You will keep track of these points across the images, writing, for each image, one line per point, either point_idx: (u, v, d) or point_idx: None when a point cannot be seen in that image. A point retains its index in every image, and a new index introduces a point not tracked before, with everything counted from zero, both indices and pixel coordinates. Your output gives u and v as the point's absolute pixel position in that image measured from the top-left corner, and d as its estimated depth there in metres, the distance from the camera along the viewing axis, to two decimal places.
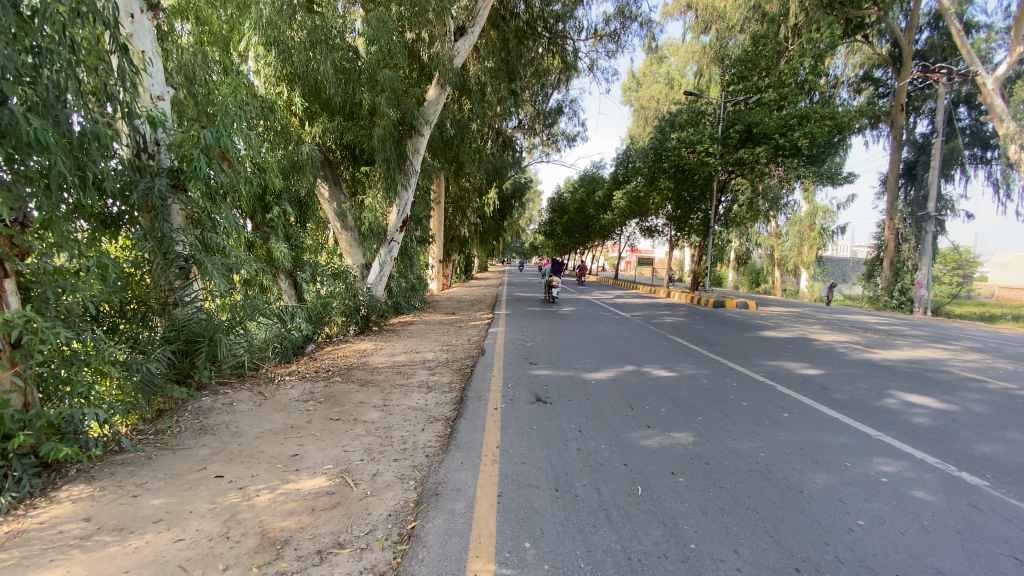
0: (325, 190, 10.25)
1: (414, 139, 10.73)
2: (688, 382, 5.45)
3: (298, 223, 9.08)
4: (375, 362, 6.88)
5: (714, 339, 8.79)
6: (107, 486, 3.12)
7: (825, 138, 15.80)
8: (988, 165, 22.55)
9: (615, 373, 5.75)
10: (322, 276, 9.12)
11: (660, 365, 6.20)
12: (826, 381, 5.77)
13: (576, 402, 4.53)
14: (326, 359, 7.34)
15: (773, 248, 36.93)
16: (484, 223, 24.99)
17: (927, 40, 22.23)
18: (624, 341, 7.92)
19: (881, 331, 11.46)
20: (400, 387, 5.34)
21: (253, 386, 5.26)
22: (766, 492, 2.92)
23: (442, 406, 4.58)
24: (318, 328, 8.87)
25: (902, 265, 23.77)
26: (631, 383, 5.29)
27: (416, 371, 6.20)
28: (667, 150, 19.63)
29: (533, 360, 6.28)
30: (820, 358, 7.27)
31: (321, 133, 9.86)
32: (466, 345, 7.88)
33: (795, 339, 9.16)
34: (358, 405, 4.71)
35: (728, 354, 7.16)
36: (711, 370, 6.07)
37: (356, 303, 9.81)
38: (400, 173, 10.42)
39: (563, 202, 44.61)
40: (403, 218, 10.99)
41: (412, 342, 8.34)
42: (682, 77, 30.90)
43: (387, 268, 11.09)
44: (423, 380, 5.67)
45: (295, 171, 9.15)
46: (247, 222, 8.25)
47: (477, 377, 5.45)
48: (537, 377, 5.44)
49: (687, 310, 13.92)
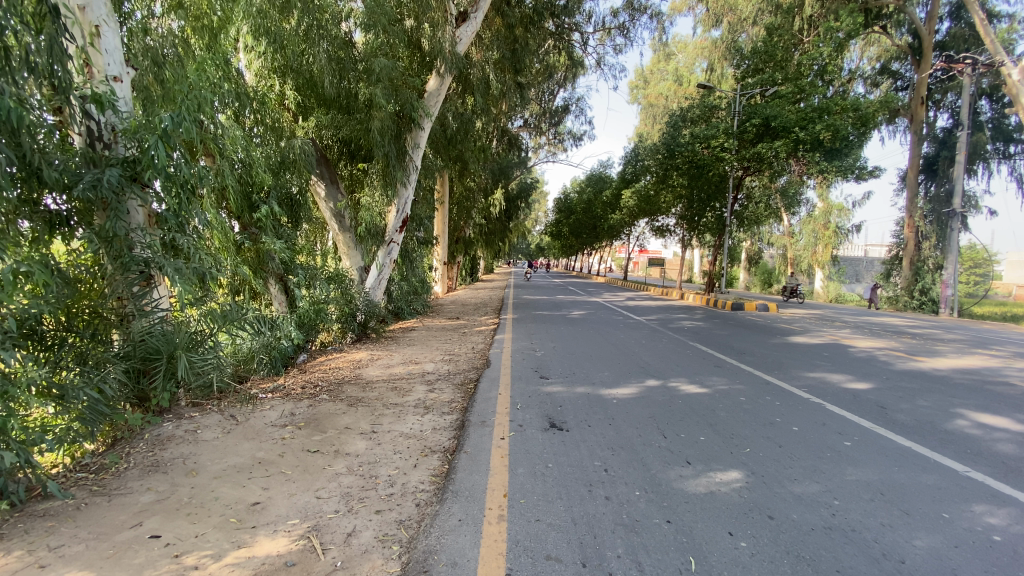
0: (320, 189, 9.66)
1: (413, 132, 10.04)
2: (722, 400, 4.75)
3: (290, 224, 8.45)
4: (369, 376, 6.23)
5: (741, 346, 8.04)
6: (13, 550, 2.44)
7: (849, 131, 14.93)
8: (1010, 160, 21.59)
9: (639, 389, 5.05)
10: (316, 281, 8.41)
11: (689, 379, 5.49)
12: (880, 398, 5.03)
13: (598, 427, 3.86)
14: (317, 371, 6.72)
15: (786, 247, 36.06)
16: (492, 225, 24.32)
17: (948, 31, 21.24)
18: (643, 350, 7.21)
19: (916, 335, 10.64)
20: (393, 408, 4.67)
21: (224, 408, 4.59)
22: (859, 567, 2.22)
23: (440, 433, 3.91)
24: (310, 336, 8.23)
25: (923, 264, 22.94)
26: (658, 402, 4.62)
27: (414, 387, 5.55)
28: (680, 146, 18.82)
29: (544, 373, 5.60)
30: (863, 368, 6.50)
31: (315, 127, 9.21)
32: (471, 355, 7.21)
33: (828, 345, 8.39)
34: (342, 432, 4.04)
35: (762, 365, 6.41)
36: (747, 385, 5.36)
37: (353, 310, 9.15)
38: (401, 170, 9.74)
39: (571, 202, 43.87)
40: (403, 217, 10.36)
41: (412, 351, 7.70)
42: (690, 74, 30.07)
43: (387, 271, 10.43)
44: (420, 398, 5.01)
45: (289, 168, 8.44)
46: (232, 222, 7.46)
47: (481, 395, 4.78)
48: (551, 395, 4.77)
49: (704, 313, 13.16)
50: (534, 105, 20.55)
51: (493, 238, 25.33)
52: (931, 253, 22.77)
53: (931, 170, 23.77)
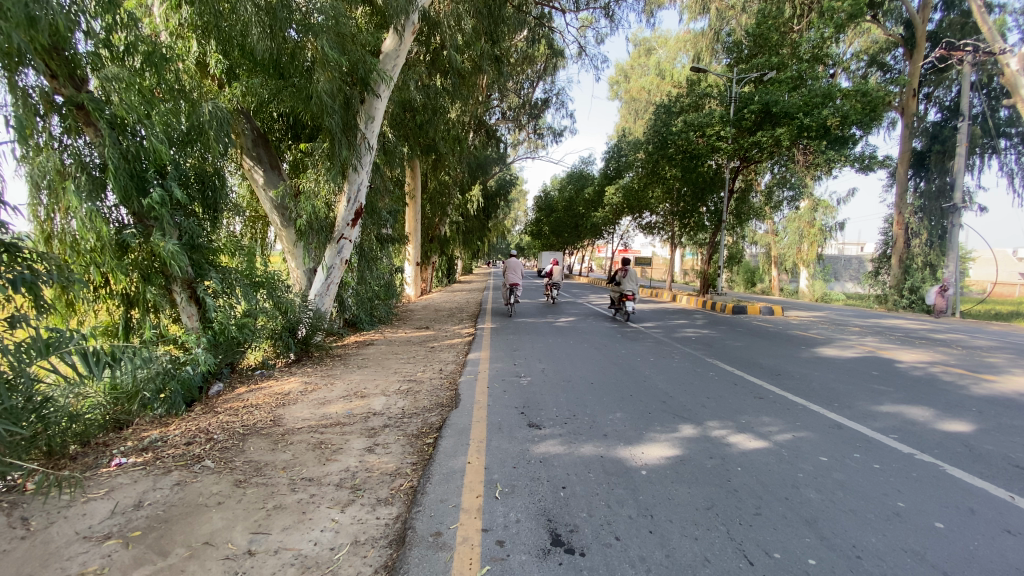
0: (257, 175, 8.08)
1: (367, 101, 8.30)
2: (792, 463, 3.25)
3: (207, 215, 6.62)
4: (290, 422, 4.49)
5: (770, 363, 6.58)
6: None
7: (858, 117, 13.72)
8: (998, 156, 20.85)
9: (671, 444, 3.50)
10: (236, 286, 6.43)
11: (731, 422, 3.99)
12: (1007, 453, 3.56)
13: (634, 543, 2.28)
14: (227, 413, 4.95)
15: (771, 246, 35.29)
16: (470, 222, 22.51)
17: (942, 20, 20.59)
18: (656, 373, 5.69)
19: (950, 342, 9.30)
20: (302, 492, 3.01)
21: (14, 509, 2.84)
22: None
23: (359, 560, 2.27)
24: (230, 360, 6.40)
25: (913, 262, 22.19)
26: (708, 471, 3.08)
27: (347, 442, 3.84)
28: (672, 135, 16.93)
29: (532, 419, 3.98)
30: (939, 397, 5.04)
31: (241, 94, 7.30)
32: (436, 384, 5.54)
33: (868, 360, 6.95)
34: (193, 556, 2.37)
35: (810, 394, 4.93)
36: (815, 434, 3.82)
37: (290, 324, 7.33)
38: (351, 150, 7.91)
39: (551, 200, 42.43)
40: (357, 209, 8.37)
41: (361, 378, 5.96)
42: (671, 67, 28.82)
43: (337, 275, 8.35)
44: (349, 467, 3.32)
45: (203, 141, 6.47)
46: (118, 210, 5.50)
47: (440, 463, 3.16)
48: (549, 462, 3.15)
49: (706, 319, 11.71)
50: (512, 96, 19.08)
51: (470, 238, 23.61)
52: (920, 251, 22.07)
53: (920, 164, 22.89)
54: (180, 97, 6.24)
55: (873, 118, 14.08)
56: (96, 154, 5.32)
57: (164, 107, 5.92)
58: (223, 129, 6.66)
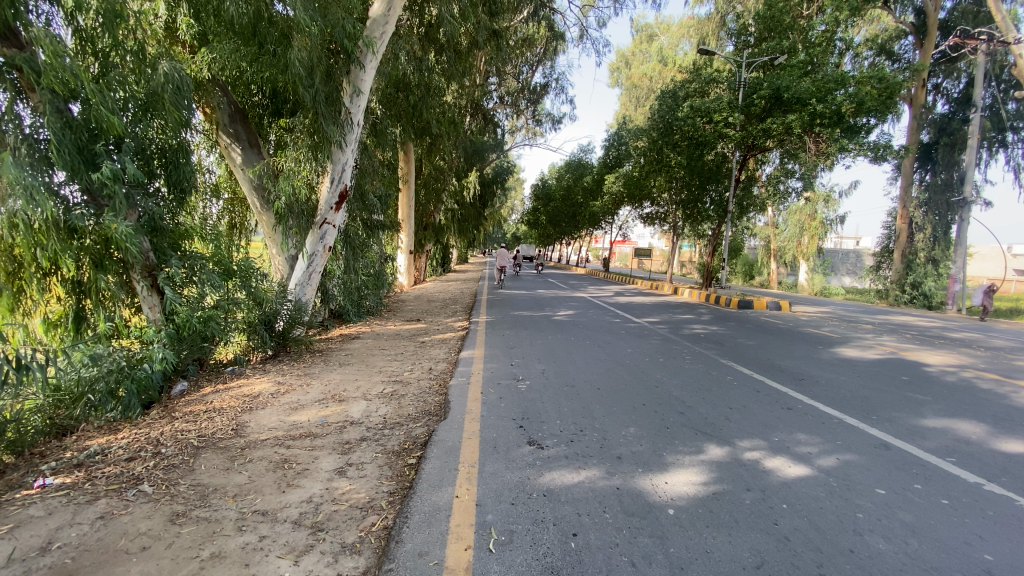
0: (235, 154, 7.44)
1: (353, 72, 7.59)
2: (846, 500, 2.69)
3: (176, 199, 5.85)
4: (254, 432, 3.91)
5: (789, 364, 6.06)
6: None
7: (875, 104, 13.11)
8: (1008, 149, 20.26)
9: (698, 472, 2.93)
10: (202, 274, 5.74)
11: (762, 441, 3.45)
12: None
13: None
14: (184, 419, 4.34)
15: (770, 238, 34.84)
16: (466, 210, 21.84)
17: (955, 7, 19.91)
18: (668, 377, 5.15)
19: (970, 343, 8.77)
20: (249, 534, 2.42)
21: None
22: None
23: None
24: (198, 356, 5.77)
25: (915, 257, 21.79)
26: (749, 511, 2.52)
27: (316, 462, 3.26)
28: (677, 120, 16.32)
29: (533, 436, 3.42)
30: (985, 409, 4.50)
31: (210, 61, 6.50)
32: (424, 386, 4.98)
33: (893, 363, 6.43)
34: None
35: (844, 404, 4.40)
36: (864, 456, 3.27)
37: (266, 316, 6.70)
38: (336, 125, 7.20)
39: (549, 189, 41.65)
40: (341, 191, 7.69)
41: (342, 378, 5.37)
42: (673, 53, 27.82)
43: (319, 263, 7.72)
44: (312, 497, 2.76)
45: (151, 110, 5.49)
46: (66, 186, 4.77)
47: (420, 498, 2.59)
48: (554, 497, 2.58)
49: (712, 314, 11.21)
50: (510, 80, 18.34)
51: (466, 226, 22.99)
52: (924, 246, 21.61)
53: (925, 156, 22.09)
54: (131, 58, 5.44)
55: (888, 106, 13.50)
56: (38, 124, 4.58)
57: (117, 70, 5.20)
58: (183, 95, 5.76)
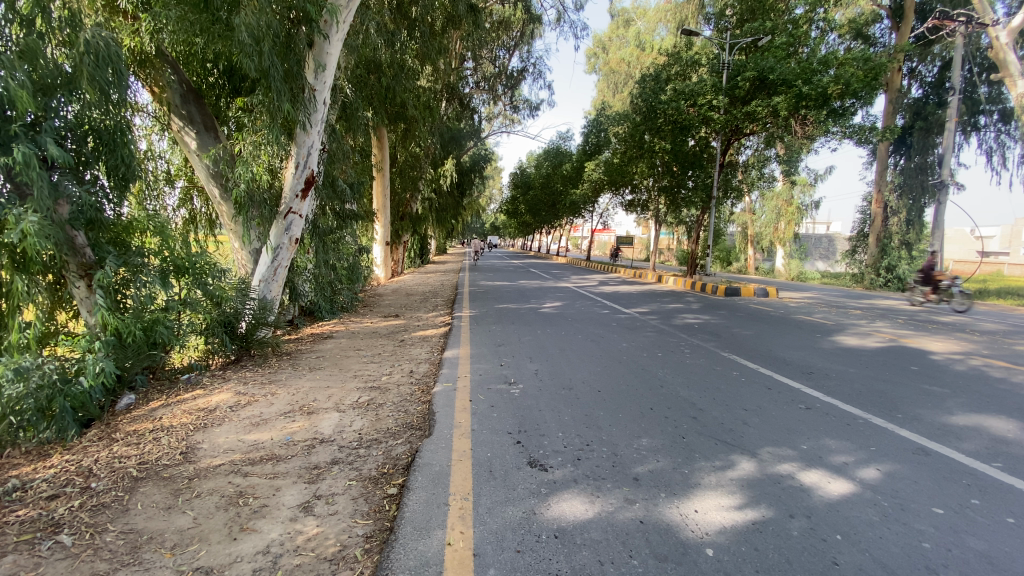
0: (188, 137, 6.70)
1: (316, 44, 6.91)
2: (904, 525, 2.31)
3: (117, 186, 4.95)
4: (205, 457, 3.34)
5: (792, 356, 5.73)
6: None
7: (861, 85, 12.90)
8: (980, 133, 20.51)
9: (729, 497, 2.51)
10: (149, 273, 4.99)
11: (790, 451, 3.06)
12: None
13: None
14: (126, 439, 3.71)
15: (747, 224, 35.04)
16: (444, 199, 21.15)
17: None
18: (670, 375, 4.76)
19: (962, 327, 8.65)
20: None
21: None
22: None
23: None
24: (145, 365, 5.09)
25: (889, 241, 22.03)
26: (800, 547, 2.11)
27: (278, 495, 2.74)
28: (659, 104, 15.90)
29: (534, 454, 2.97)
30: (1009, 401, 4.21)
31: (154, 28, 5.71)
32: (405, 393, 4.48)
33: (896, 351, 6.19)
34: None
35: (863, 401, 4.06)
36: (905, 466, 2.91)
37: (226, 317, 6.05)
38: (296, 102, 6.50)
39: (528, 177, 41.05)
40: (307, 177, 7.03)
41: (312, 386, 4.81)
42: (650, 38, 27.43)
43: (285, 258, 7.07)
44: (270, 546, 2.25)
45: (75, 85, 4.53)
46: None
47: (404, 547, 2.10)
48: (568, 538, 2.14)
49: (701, 302, 10.91)
50: (486, 64, 17.60)
51: (445, 216, 22.33)
52: (898, 230, 21.82)
53: (900, 140, 22.18)
54: (54, 20, 4.56)
55: (872, 87, 13.32)
56: None
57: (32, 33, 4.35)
58: (111, 69, 4.75)
